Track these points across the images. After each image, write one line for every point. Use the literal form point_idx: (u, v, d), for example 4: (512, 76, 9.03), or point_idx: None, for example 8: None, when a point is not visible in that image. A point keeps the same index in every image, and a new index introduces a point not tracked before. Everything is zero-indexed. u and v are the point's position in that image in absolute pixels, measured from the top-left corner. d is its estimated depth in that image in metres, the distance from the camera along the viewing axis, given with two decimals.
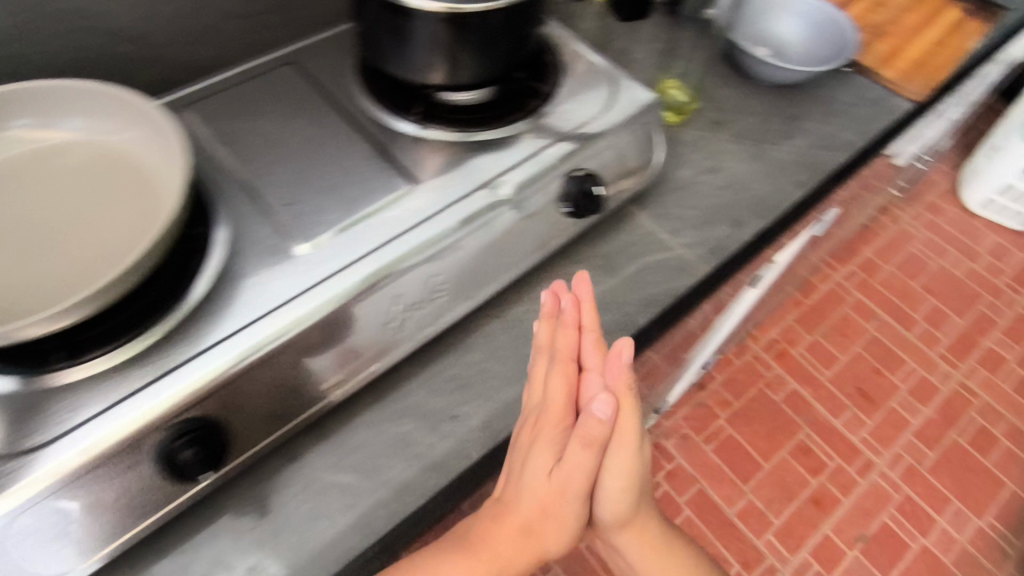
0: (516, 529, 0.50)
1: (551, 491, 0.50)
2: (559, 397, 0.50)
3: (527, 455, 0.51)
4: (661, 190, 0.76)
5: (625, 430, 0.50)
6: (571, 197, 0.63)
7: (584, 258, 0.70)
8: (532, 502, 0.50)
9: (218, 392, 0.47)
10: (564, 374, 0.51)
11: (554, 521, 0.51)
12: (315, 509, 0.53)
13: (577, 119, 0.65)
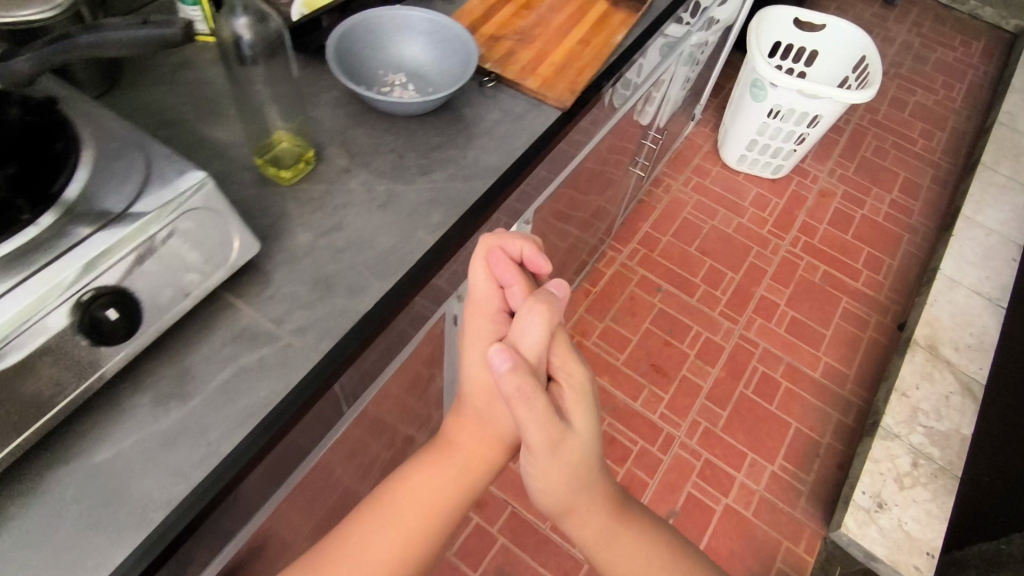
0: (450, 464, 0.73)
1: (451, 448, 0.73)
2: (490, 322, 0.72)
3: (476, 350, 0.72)
4: (269, 265, 0.66)
5: (563, 353, 0.69)
6: (81, 327, 0.51)
7: (158, 377, 0.58)
8: (470, 425, 0.74)
9: None
10: (481, 327, 0.72)
11: (460, 447, 0.74)
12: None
13: (85, 221, 0.52)
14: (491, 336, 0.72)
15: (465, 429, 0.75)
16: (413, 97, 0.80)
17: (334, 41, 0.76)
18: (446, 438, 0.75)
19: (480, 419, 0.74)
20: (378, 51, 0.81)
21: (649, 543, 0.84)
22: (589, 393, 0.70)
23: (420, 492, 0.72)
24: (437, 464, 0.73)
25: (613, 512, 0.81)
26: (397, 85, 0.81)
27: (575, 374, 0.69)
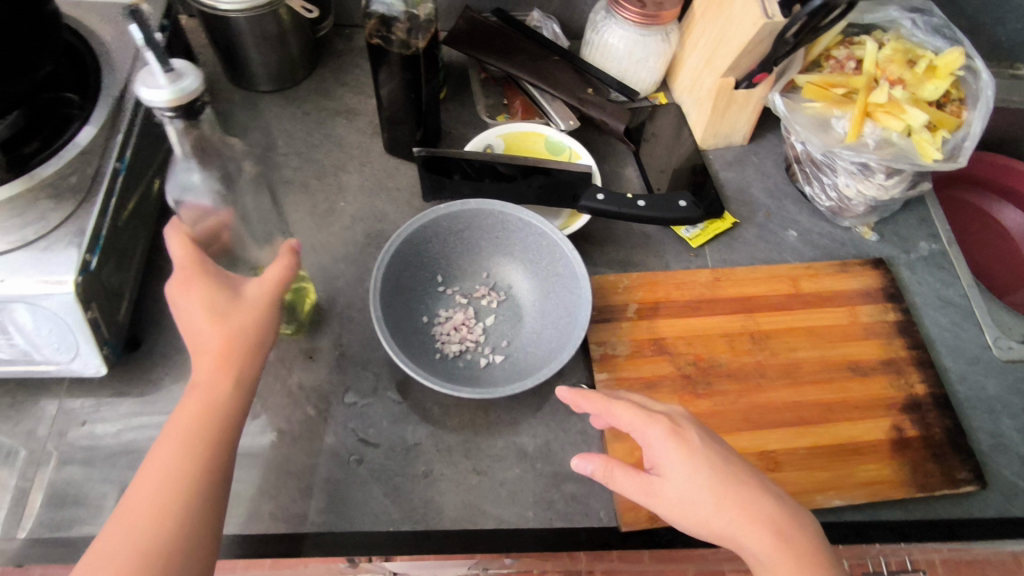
0: (184, 427, 0.39)
1: (202, 421, 0.39)
2: (209, 284, 0.42)
3: (199, 310, 0.42)
4: (125, 389, 0.53)
5: (686, 450, 0.42)
6: None
7: None
8: (222, 343, 0.41)
9: None
10: (194, 296, 0.42)
11: (208, 363, 0.41)
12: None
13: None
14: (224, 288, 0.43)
15: (229, 358, 0.41)
16: (467, 337, 0.56)
17: (442, 215, 0.55)
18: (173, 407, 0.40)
19: (219, 346, 0.41)
20: (503, 251, 0.58)
21: (804, 546, 0.40)
22: (727, 505, 0.40)
23: (180, 432, 0.39)
24: (179, 423, 0.39)
25: (780, 528, 0.40)
26: (475, 302, 0.58)
27: (692, 469, 0.41)
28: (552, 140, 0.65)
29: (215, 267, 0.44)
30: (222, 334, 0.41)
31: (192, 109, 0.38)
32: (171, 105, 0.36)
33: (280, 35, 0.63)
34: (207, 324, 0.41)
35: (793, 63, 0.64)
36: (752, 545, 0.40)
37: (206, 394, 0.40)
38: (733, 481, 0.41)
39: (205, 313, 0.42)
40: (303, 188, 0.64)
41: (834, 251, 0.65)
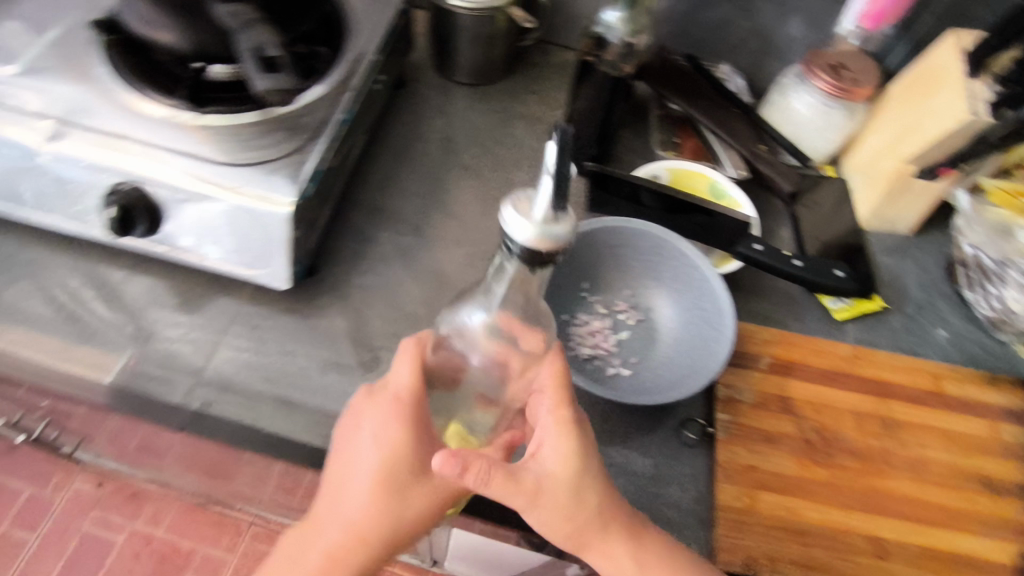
0: (325, 551, 0.43)
1: (345, 563, 0.43)
2: (408, 428, 0.43)
3: (374, 452, 0.43)
4: (295, 305, 0.59)
5: (562, 436, 0.43)
6: (115, 199, 0.53)
7: (142, 278, 0.59)
8: (388, 500, 0.42)
9: None
10: (374, 434, 0.43)
11: (377, 497, 0.42)
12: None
13: (219, 155, 0.54)
14: (421, 437, 0.43)
15: (379, 531, 0.43)
16: (600, 344, 0.58)
17: (605, 228, 0.58)
18: (322, 505, 0.44)
19: (393, 482, 0.42)
20: (652, 275, 0.60)
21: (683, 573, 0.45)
22: (598, 501, 0.44)
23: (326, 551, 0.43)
24: (325, 530, 0.44)
25: (579, 491, 0.43)
26: (613, 316, 0.60)
27: (575, 466, 0.43)
28: (717, 184, 0.67)
29: (423, 420, 0.43)
30: (396, 484, 0.43)
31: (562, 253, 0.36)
32: (536, 245, 0.35)
33: (494, 37, 0.70)
34: (367, 460, 0.43)
35: (982, 166, 0.64)
36: None
37: (362, 524, 0.43)
38: (632, 521, 0.45)
39: (391, 457, 0.43)
40: (478, 173, 0.69)
41: (983, 362, 0.63)
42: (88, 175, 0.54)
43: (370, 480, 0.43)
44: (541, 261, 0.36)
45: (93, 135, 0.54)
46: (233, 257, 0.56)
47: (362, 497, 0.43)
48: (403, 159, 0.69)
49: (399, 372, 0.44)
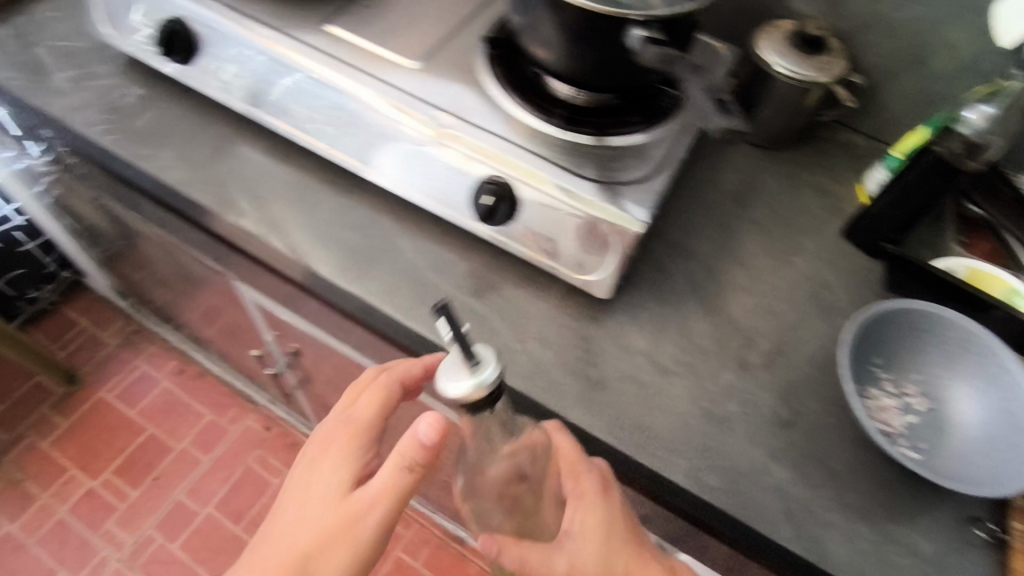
0: (305, 533, 0.53)
1: (294, 552, 0.53)
2: (378, 502, 0.53)
3: (323, 462, 0.55)
4: (594, 314, 0.65)
5: (588, 506, 0.53)
6: (489, 188, 0.60)
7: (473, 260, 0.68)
8: (338, 532, 0.53)
9: (230, 39, 0.68)
10: (333, 447, 0.56)
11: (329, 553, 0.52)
12: (168, 134, 0.73)
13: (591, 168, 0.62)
14: (391, 494, 0.53)
15: (351, 514, 0.53)
16: (888, 422, 0.60)
17: (912, 310, 0.61)
18: (282, 507, 0.56)
19: (339, 540, 0.52)
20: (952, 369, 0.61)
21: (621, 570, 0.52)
22: (621, 554, 0.52)
23: (301, 540, 0.53)
24: (308, 501, 0.55)
25: (609, 543, 0.52)
26: (904, 398, 0.61)
27: (598, 545, 0.52)
28: (1013, 291, 0.65)
29: (377, 432, 0.57)
30: (339, 525, 0.53)
31: (493, 400, 0.48)
32: (465, 398, 0.46)
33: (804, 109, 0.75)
34: (328, 481, 0.54)
35: None
36: (618, 541, 0.53)
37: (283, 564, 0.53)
38: (628, 537, 0.53)
39: (342, 499, 0.54)
40: (766, 230, 0.74)
41: None
42: (462, 161, 0.62)
43: (321, 474, 0.55)
44: (482, 405, 0.48)
45: (477, 129, 0.62)
46: (564, 255, 0.62)
47: (300, 487, 0.55)
48: (699, 204, 0.75)
49: (369, 395, 0.57)
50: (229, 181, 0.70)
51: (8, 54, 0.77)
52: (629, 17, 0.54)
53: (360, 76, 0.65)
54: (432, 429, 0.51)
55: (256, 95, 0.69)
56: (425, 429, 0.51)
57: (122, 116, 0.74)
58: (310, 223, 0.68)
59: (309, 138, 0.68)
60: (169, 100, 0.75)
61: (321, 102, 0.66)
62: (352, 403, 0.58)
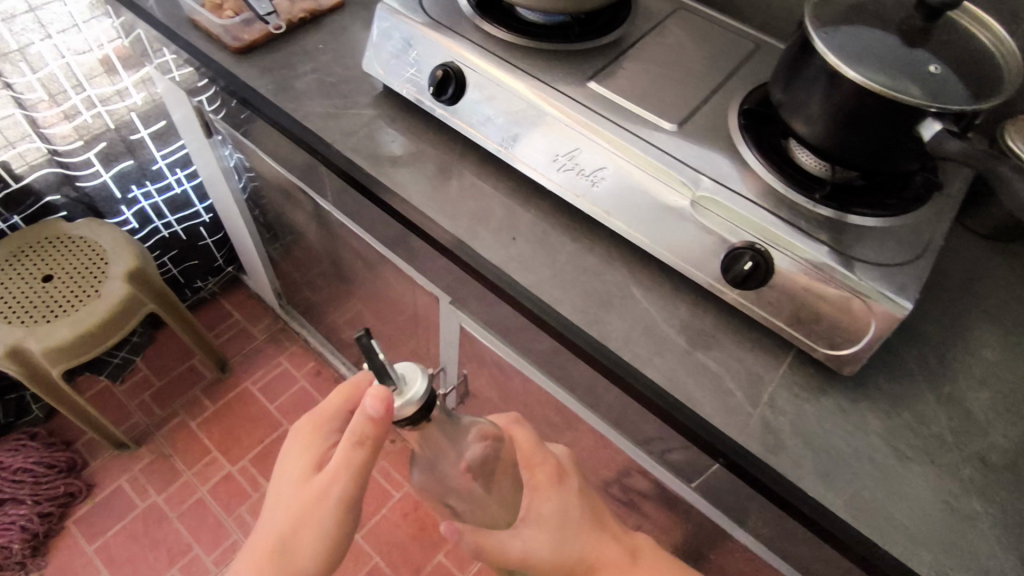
0: (290, 510, 0.60)
1: (293, 509, 0.60)
2: (338, 478, 0.59)
3: (297, 470, 0.62)
4: (827, 387, 0.65)
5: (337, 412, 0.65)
6: (750, 255, 0.62)
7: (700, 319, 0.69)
8: (307, 497, 0.60)
9: (500, 87, 0.74)
10: (292, 460, 0.63)
11: (299, 521, 0.59)
12: (417, 162, 0.79)
13: (852, 244, 0.63)
14: (346, 492, 0.60)
15: (310, 502, 0.59)
16: None
17: None
18: (275, 497, 0.62)
19: (316, 517, 0.59)
20: None
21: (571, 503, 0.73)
22: (583, 540, 0.71)
23: (272, 529, 0.60)
24: (305, 453, 0.63)
25: (562, 530, 0.70)
26: None
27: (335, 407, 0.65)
28: None
29: (327, 431, 0.65)
30: (304, 506, 0.59)
31: (426, 403, 0.58)
32: (407, 413, 0.57)
33: None
34: (288, 495, 0.61)
35: None
36: (565, 534, 0.71)
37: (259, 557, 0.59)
38: (568, 495, 0.73)
39: (307, 485, 0.61)
40: (995, 324, 0.72)
41: None
42: (720, 224, 0.64)
43: (293, 460, 0.63)
44: (417, 417, 0.59)
45: (737, 196, 0.64)
46: (807, 330, 0.63)
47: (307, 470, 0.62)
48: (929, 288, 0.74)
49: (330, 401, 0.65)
50: (470, 213, 0.74)
51: (279, 76, 0.86)
52: (931, 106, 0.57)
53: (624, 133, 0.69)
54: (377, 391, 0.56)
55: (513, 139, 0.74)
56: (371, 406, 0.56)
57: (372, 142, 0.80)
58: (543, 263, 0.71)
59: (556, 181, 0.72)
60: (414, 132, 0.82)
61: (578, 152, 0.71)
62: (320, 429, 0.64)
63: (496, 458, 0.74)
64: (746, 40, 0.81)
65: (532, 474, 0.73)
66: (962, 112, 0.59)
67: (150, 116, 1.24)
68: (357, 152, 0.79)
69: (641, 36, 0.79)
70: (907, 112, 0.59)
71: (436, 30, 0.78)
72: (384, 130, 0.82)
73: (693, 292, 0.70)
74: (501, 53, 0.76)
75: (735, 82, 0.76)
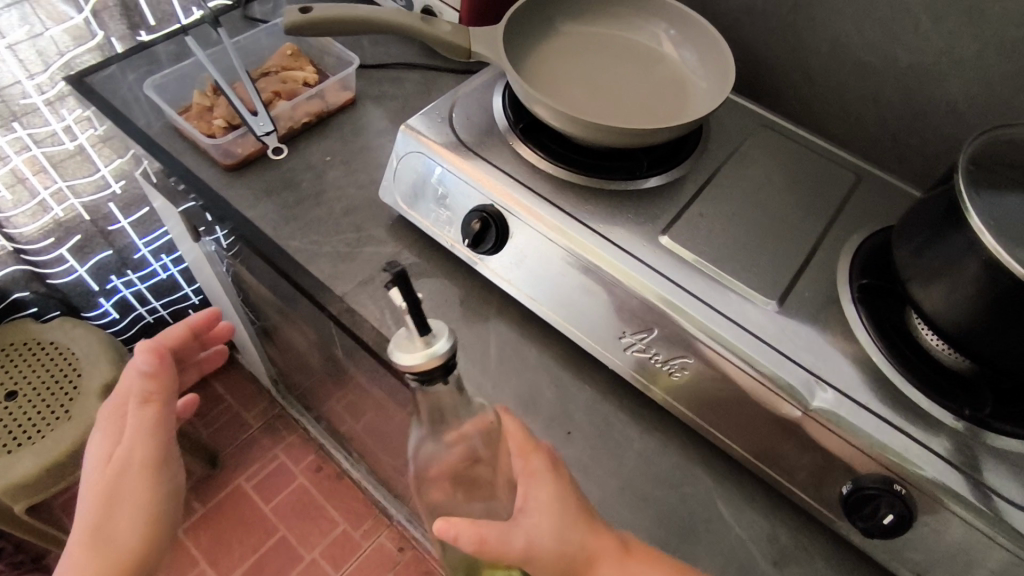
0: (105, 492, 0.53)
1: (113, 483, 0.54)
2: (153, 437, 0.55)
3: (116, 435, 0.55)
4: None
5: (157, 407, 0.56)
6: (900, 502, 0.48)
7: (807, 553, 0.54)
8: (139, 469, 0.54)
9: (547, 241, 0.60)
10: (125, 426, 0.55)
11: (120, 521, 0.53)
12: (445, 321, 0.65)
13: (1016, 487, 0.47)
14: (171, 433, 0.57)
15: (144, 470, 0.54)
16: None
17: None
18: (111, 513, 0.53)
19: (121, 501, 0.54)
20: None
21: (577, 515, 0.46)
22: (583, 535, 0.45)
23: (88, 546, 0.52)
24: (113, 438, 0.55)
25: (567, 515, 0.45)
26: None
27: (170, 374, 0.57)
28: None
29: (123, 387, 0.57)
30: (137, 491, 0.54)
31: (441, 372, 0.41)
32: (415, 367, 0.40)
33: None
34: (101, 462, 0.54)
35: None
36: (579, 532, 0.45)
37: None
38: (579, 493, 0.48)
39: (126, 465, 0.54)
40: None
41: None
42: (841, 447, 0.50)
43: (100, 436, 0.55)
44: (434, 375, 0.41)
45: (861, 406, 0.50)
46: None
47: (116, 422, 0.56)
48: None
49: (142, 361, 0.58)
50: (507, 393, 0.60)
51: (273, 200, 0.71)
52: None
53: (708, 312, 0.55)
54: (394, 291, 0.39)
55: (564, 304, 0.60)
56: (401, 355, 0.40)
57: (387, 291, 0.66)
58: (603, 467, 0.56)
59: (624, 366, 0.59)
60: (439, 276, 0.68)
61: (652, 333, 0.56)
62: (115, 385, 0.57)
63: (463, 482, 0.51)
64: (846, 171, 0.68)
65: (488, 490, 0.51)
66: None
67: (130, 203, 1.10)
68: (372, 307, 0.64)
69: (719, 168, 0.66)
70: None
71: (468, 160, 0.63)
72: (405, 275, 0.67)
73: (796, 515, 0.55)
74: (550, 191, 0.62)
75: (833, 232, 0.62)
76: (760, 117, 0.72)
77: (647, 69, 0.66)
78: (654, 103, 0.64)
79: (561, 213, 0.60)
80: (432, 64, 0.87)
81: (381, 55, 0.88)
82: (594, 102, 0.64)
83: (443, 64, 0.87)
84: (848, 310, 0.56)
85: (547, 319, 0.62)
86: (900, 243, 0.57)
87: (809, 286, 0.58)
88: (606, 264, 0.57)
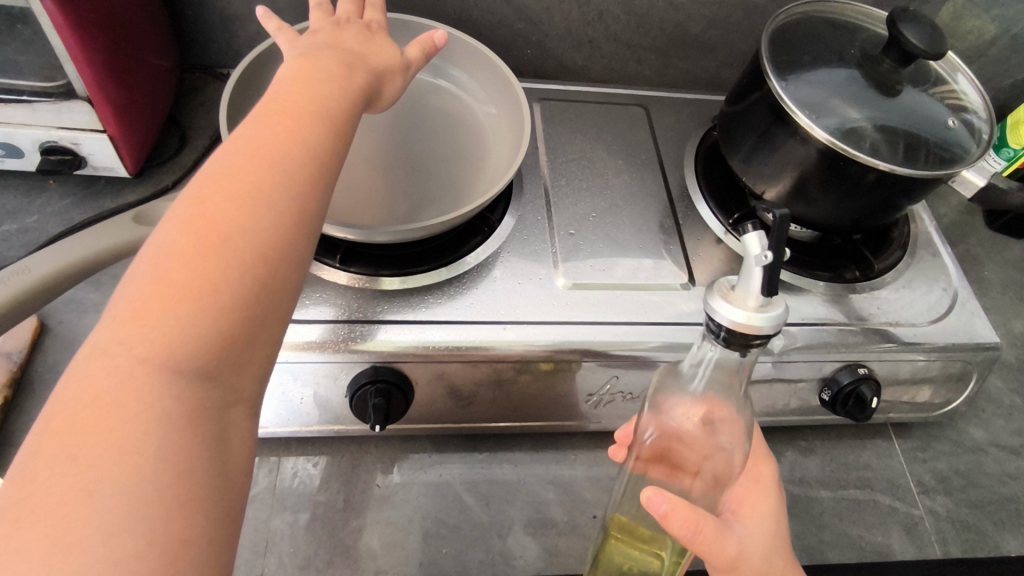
0: (186, 306, 0.29)
1: (221, 240, 0.31)
2: (325, 156, 0.36)
3: (297, 82, 0.39)
4: (930, 432, 0.63)
5: (379, 62, 0.45)
6: (870, 386, 0.54)
7: (806, 452, 0.61)
8: (238, 249, 0.31)
9: (453, 366, 0.49)
10: (238, 137, 0.35)
11: (193, 303, 0.29)
12: (398, 505, 0.53)
13: (907, 314, 0.57)
14: (300, 175, 0.34)
15: (259, 257, 0.32)
16: None
17: None
18: (201, 238, 0.31)
19: (201, 316, 0.30)
20: None
21: (762, 532, 0.46)
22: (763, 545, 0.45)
23: (157, 345, 0.29)
24: (334, 69, 0.41)
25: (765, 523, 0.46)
26: None
27: (353, 43, 0.45)
28: None
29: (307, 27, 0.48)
30: (167, 399, 0.28)
31: (760, 343, 0.33)
32: (737, 327, 0.32)
33: None
34: (220, 169, 0.33)
35: None
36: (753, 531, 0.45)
37: (99, 372, 0.28)
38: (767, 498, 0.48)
39: (280, 160, 0.34)
40: (968, 259, 0.74)
41: None
42: (801, 368, 0.55)
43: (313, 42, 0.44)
44: (742, 345, 0.33)
45: (796, 327, 0.55)
46: (907, 406, 0.60)
47: (323, 62, 0.41)
48: None
49: (383, 43, 0.47)
50: (515, 526, 0.54)
51: None
52: (931, 173, 0.50)
53: (647, 331, 0.52)
54: (442, 39, 0.51)
55: (505, 407, 0.54)
56: (411, 70, 0.49)
57: (311, 529, 0.52)
58: None
59: (585, 422, 0.56)
60: (348, 463, 0.55)
61: (610, 380, 0.53)
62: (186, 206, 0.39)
63: (669, 462, 0.44)
64: (632, 105, 0.70)
65: (693, 477, 0.44)
66: (940, 157, 0.52)
67: None
68: (315, 562, 0.50)
69: (544, 175, 0.61)
70: (903, 182, 0.51)
71: (340, 338, 0.48)
72: (317, 493, 0.53)
73: (782, 430, 0.61)
74: (418, 309, 0.51)
75: (662, 180, 0.63)
76: (534, 88, 0.68)
77: (419, 111, 0.60)
78: (452, 145, 0.58)
79: (448, 328, 0.49)
80: (105, 208, 0.61)
81: (22, 241, 0.59)
82: (402, 188, 0.55)
83: (121, 201, 0.62)
84: (727, 240, 0.59)
85: (495, 426, 0.55)
86: (730, 154, 0.59)
87: (690, 242, 0.59)
88: (528, 354, 0.49)
